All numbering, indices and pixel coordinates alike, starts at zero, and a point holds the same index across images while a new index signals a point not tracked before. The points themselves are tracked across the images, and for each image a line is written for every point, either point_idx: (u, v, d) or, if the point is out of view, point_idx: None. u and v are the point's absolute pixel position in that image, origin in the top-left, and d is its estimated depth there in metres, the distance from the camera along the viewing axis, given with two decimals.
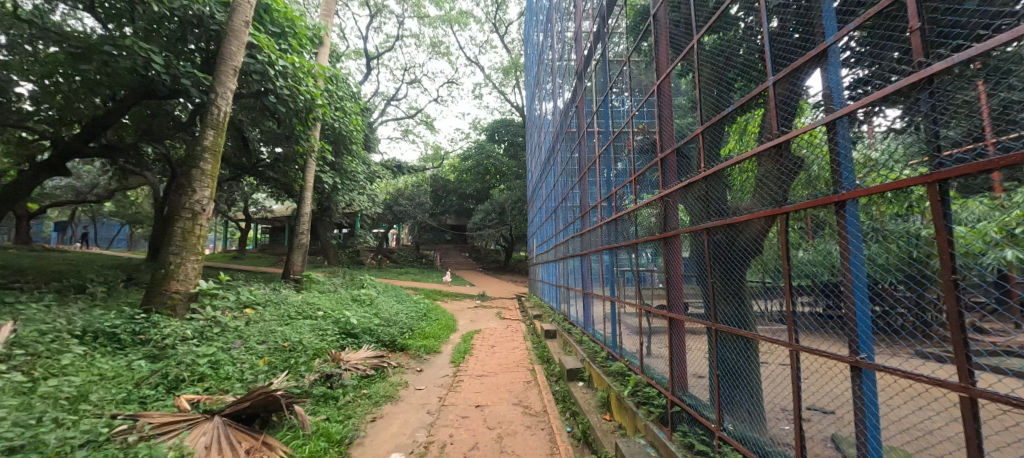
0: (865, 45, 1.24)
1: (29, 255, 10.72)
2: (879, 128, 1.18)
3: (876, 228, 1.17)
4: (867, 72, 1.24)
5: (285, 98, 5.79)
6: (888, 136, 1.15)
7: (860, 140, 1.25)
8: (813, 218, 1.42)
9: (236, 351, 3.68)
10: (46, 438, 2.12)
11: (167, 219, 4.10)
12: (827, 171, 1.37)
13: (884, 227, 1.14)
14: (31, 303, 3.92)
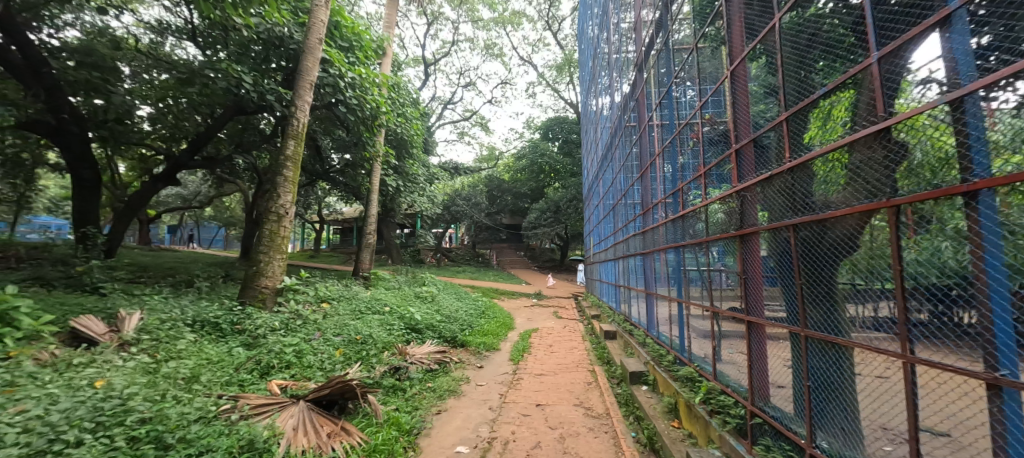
0: (992, 7, 1.02)
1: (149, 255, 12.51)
2: (1004, 105, 0.98)
3: (1007, 221, 0.97)
4: (992, 41, 1.03)
5: (354, 107, 6.21)
6: (1019, 112, 0.95)
7: (984, 117, 1.04)
8: (924, 211, 1.21)
9: (316, 341, 4.01)
10: (168, 413, 2.46)
11: (259, 221, 4.56)
12: (937, 157, 1.18)
13: (1016, 220, 0.95)
14: (153, 295, 4.56)
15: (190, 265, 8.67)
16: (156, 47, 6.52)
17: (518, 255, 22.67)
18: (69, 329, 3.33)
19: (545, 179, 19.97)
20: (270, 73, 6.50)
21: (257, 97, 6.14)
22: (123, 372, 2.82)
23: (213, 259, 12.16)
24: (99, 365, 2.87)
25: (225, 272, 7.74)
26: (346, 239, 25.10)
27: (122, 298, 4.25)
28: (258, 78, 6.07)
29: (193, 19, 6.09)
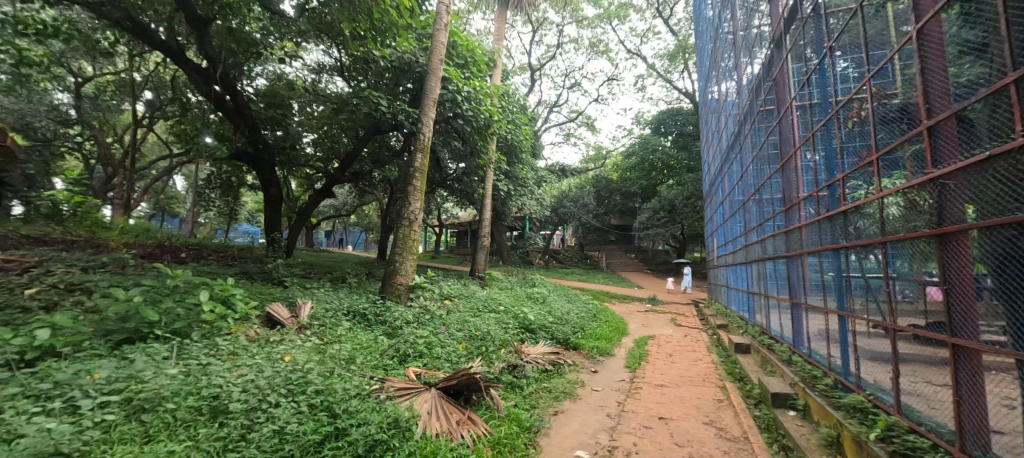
0: None
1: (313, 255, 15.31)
2: None
3: None
4: None
5: (470, 119, 6.70)
6: None
7: None
8: None
9: (444, 335, 4.40)
10: (335, 388, 2.95)
11: (395, 225, 5.20)
12: None
13: None
14: (320, 288, 5.55)
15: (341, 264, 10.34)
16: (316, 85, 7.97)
17: (628, 257, 21.74)
18: (264, 312, 4.20)
19: (657, 176, 18.78)
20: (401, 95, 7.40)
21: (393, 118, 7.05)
22: (303, 351, 3.48)
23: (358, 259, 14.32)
24: (288, 343, 3.60)
25: (367, 270, 9.02)
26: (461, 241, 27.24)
27: (299, 290, 5.25)
28: (392, 101, 6.97)
29: (342, 58, 7.28)
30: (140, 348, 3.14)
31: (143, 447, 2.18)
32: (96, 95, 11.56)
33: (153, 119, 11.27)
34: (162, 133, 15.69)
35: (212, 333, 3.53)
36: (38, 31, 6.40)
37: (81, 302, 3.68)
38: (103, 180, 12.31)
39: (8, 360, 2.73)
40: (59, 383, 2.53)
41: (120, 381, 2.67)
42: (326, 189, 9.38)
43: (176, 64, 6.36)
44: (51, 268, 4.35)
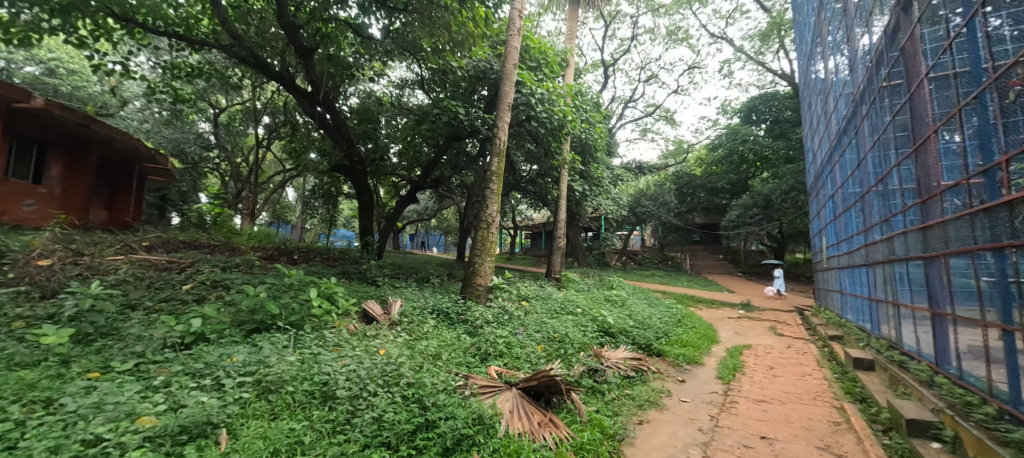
0: None
1: (401, 256, 16.59)
2: None
3: None
4: None
5: (545, 120, 6.76)
6: None
7: None
8: None
9: (522, 335, 4.46)
10: (425, 381, 3.13)
11: (474, 228, 5.40)
12: None
13: None
14: (408, 288, 5.97)
15: (424, 265, 11.03)
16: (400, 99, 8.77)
17: (715, 258, 20.10)
18: (361, 309, 4.62)
19: (748, 169, 17.10)
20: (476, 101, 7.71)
21: (471, 125, 7.33)
22: (395, 345, 3.76)
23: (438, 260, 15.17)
24: (382, 337, 3.92)
25: (448, 271, 9.50)
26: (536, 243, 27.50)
27: (390, 289, 5.71)
28: (470, 109, 7.26)
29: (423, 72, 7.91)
30: (266, 336, 3.63)
31: (271, 423, 2.54)
32: (229, 122, 13.80)
33: (270, 140, 13.12)
34: (278, 151, 18.24)
35: (320, 326, 3.97)
36: (188, 74, 7.83)
37: (222, 295, 4.39)
38: (235, 193, 14.66)
39: (173, 343, 3.35)
40: (208, 364, 3.04)
41: (251, 364, 3.13)
42: (412, 195, 10.03)
43: (287, 92, 7.33)
44: (202, 267, 5.27)
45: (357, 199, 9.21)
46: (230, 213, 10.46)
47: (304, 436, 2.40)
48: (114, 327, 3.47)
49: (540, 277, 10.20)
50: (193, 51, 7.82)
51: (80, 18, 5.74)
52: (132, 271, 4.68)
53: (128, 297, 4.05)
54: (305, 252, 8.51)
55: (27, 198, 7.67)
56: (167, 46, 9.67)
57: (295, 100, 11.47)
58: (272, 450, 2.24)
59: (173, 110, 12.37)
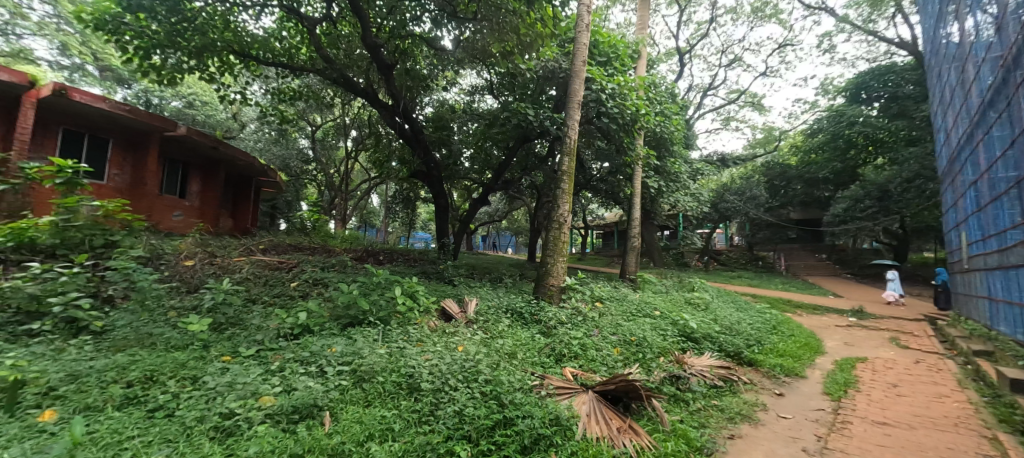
0: None
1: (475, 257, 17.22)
2: None
3: None
4: None
5: (616, 116, 6.61)
6: None
7: None
8: None
9: (597, 337, 4.36)
10: (502, 379, 3.20)
11: (545, 228, 5.41)
12: None
13: None
14: (483, 287, 6.17)
15: (496, 266, 11.32)
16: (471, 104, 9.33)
17: (816, 258, 17.84)
18: (440, 307, 4.86)
19: (857, 156, 14.88)
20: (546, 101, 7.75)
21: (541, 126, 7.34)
22: (473, 343, 3.89)
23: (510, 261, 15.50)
24: (461, 334, 4.09)
25: (519, 272, 9.63)
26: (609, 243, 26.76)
27: (466, 288, 5.95)
28: (539, 110, 7.27)
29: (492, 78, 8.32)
30: (358, 330, 3.98)
31: (365, 409, 2.78)
32: (324, 138, 15.49)
33: (358, 151, 14.45)
34: (364, 162, 20.02)
35: (404, 322, 4.25)
36: (291, 97, 8.92)
37: (322, 292, 4.92)
38: (329, 201, 16.38)
39: (285, 333, 3.82)
40: (312, 352, 3.41)
41: (347, 355, 3.44)
42: (485, 197, 10.31)
43: (371, 107, 8.00)
44: (306, 267, 5.94)
45: (434, 203, 9.71)
46: (326, 219, 11.70)
47: (394, 424, 2.59)
48: (240, 317, 4.05)
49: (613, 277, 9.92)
50: (295, 77, 8.88)
51: (211, 57, 6.82)
52: (251, 270, 5.43)
53: (250, 292, 4.71)
54: (389, 254, 9.20)
55: (175, 210, 9.30)
56: (274, 74, 11.12)
57: (378, 114, 12.50)
58: (367, 434, 2.44)
59: (280, 130, 14.18)
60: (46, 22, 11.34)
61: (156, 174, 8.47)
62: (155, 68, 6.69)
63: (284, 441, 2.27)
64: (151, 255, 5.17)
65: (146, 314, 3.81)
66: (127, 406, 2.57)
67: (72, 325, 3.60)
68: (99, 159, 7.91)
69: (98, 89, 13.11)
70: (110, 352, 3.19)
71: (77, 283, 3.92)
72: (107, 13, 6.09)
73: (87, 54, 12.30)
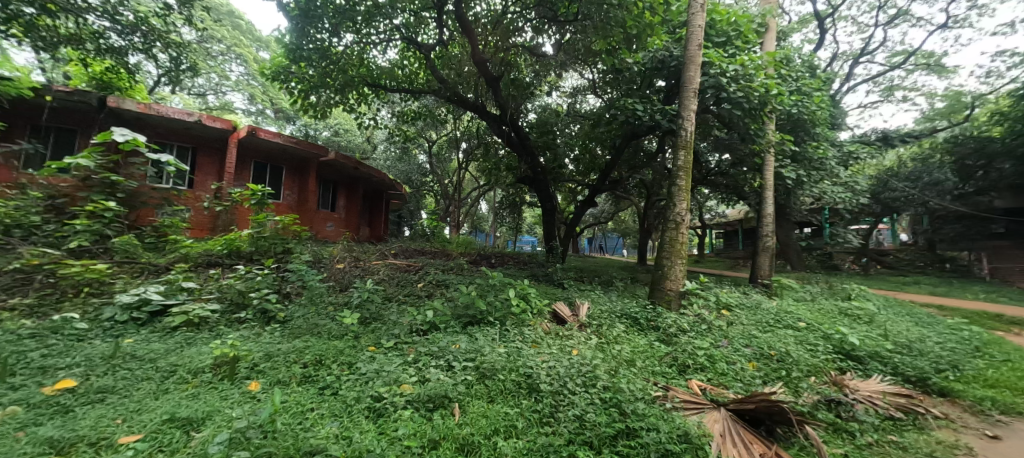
0: None
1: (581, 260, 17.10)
2: None
3: None
4: None
5: (741, 100, 6.30)
6: None
7: None
8: None
9: (726, 349, 3.94)
10: (621, 386, 3.07)
11: (660, 229, 5.32)
12: None
13: None
14: (594, 290, 6.10)
15: (604, 269, 11.01)
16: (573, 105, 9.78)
17: None
18: (551, 310, 4.90)
19: None
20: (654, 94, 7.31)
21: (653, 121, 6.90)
22: (588, 347, 3.85)
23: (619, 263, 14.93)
24: (575, 338, 4.08)
25: (630, 275, 9.24)
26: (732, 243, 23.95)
27: (577, 291, 5.93)
28: (649, 104, 6.87)
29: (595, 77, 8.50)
30: (478, 329, 4.23)
31: (489, 404, 2.93)
32: (439, 152, 17.07)
33: (468, 162, 15.56)
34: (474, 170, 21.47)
35: (519, 323, 4.39)
36: (412, 117, 10.04)
37: (445, 293, 5.37)
38: (444, 209, 17.93)
39: (416, 328, 4.26)
40: (440, 348, 3.72)
41: (470, 352, 3.68)
42: (591, 199, 10.12)
43: (480, 119, 8.56)
44: (430, 270, 6.56)
45: (541, 207, 9.91)
46: (443, 226, 12.80)
47: (517, 421, 2.67)
48: (379, 314, 4.63)
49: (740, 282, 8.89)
50: (414, 99, 9.96)
51: (353, 91, 8.05)
52: (387, 272, 6.21)
53: (388, 291, 5.39)
54: (500, 257, 9.69)
55: (329, 221, 11.18)
56: (398, 99, 12.62)
57: (485, 125, 13.25)
58: (494, 428, 2.56)
59: (403, 148, 16.00)
60: (240, 79, 14.69)
61: (314, 192, 10.32)
62: (313, 106, 8.15)
63: (423, 426, 2.52)
64: (315, 258, 6.28)
65: (313, 307, 4.62)
66: (305, 383, 3.14)
67: (265, 315, 4.56)
68: (277, 183, 9.94)
69: (274, 127, 16.55)
70: (290, 338, 3.95)
71: (267, 282, 4.95)
72: (280, 66, 7.62)
73: (267, 100, 15.59)
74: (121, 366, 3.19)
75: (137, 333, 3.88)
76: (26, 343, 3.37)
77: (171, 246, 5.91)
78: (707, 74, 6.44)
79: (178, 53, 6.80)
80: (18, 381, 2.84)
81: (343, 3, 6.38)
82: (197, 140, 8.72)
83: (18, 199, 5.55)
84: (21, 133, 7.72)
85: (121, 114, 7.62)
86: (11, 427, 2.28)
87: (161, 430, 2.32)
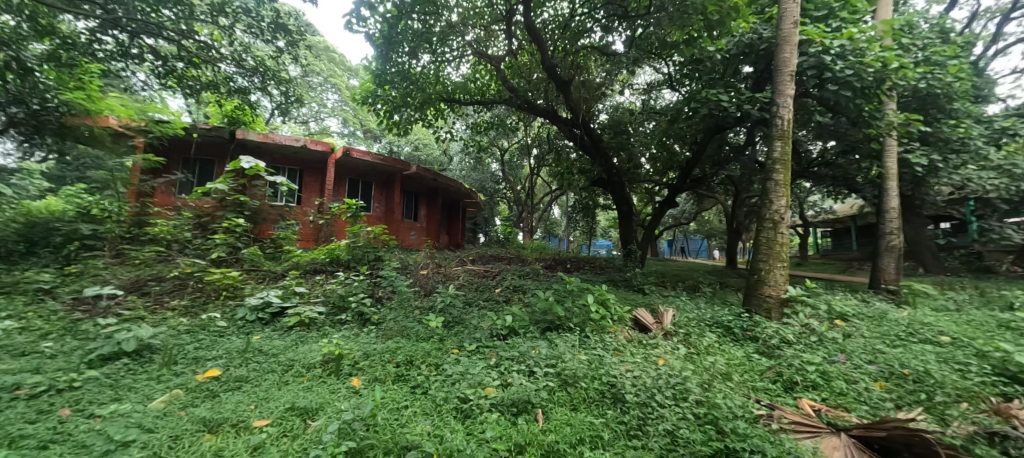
0: None
1: (661, 264, 16.18)
2: None
3: None
4: None
5: (852, 80, 5.76)
6: None
7: None
8: None
9: (842, 365, 3.46)
10: (717, 401, 2.82)
11: (755, 230, 5.07)
12: None
13: None
14: (680, 297, 5.79)
15: (688, 273, 10.26)
16: (649, 102, 9.60)
17: None
18: (632, 317, 4.72)
19: None
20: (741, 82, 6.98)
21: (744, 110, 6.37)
22: (676, 357, 3.63)
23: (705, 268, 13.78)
24: (661, 347, 3.88)
25: (718, 280, 8.54)
26: (843, 243, 20.84)
27: (659, 298, 5.67)
28: (737, 93, 6.38)
29: (673, 72, 8.32)
30: (558, 335, 4.21)
31: (573, 412, 2.88)
32: (510, 159, 17.48)
33: (538, 167, 15.70)
34: (544, 176, 21.61)
35: (599, 330, 4.31)
36: (485, 127, 10.44)
37: (523, 297, 5.46)
38: (516, 215, 18.25)
39: (497, 333, 4.37)
40: (521, 352, 3.78)
41: (551, 358, 3.67)
42: (671, 199, 9.57)
43: (552, 124, 8.60)
44: (507, 275, 6.70)
45: (617, 210, 9.66)
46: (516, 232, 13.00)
47: (602, 432, 2.58)
48: (460, 318, 4.86)
49: (857, 289, 7.71)
50: (486, 110, 10.33)
51: (430, 107, 8.59)
52: (467, 277, 6.49)
53: (469, 296, 5.63)
54: (575, 261, 9.57)
55: (412, 230, 12.01)
56: (472, 112, 13.20)
57: (555, 129, 13.28)
58: (579, 437, 2.50)
59: (477, 158, 16.64)
60: (336, 106, 16.81)
61: (399, 203, 11.20)
62: (397, 124, 8.87)
63: (509, 430, 2.57)
64: (403, 265, 6.76)
65: (403, 311, 4.99)
66: (399, 381, 3.39)
67: (361, 317, 5.03)
68: (367, 197, 10.95)
69: (364, 146, 18.33)
70: (384, 339, 4.30)
71: (363, 287, 5.47)
72: (368, 91, 8.41)
73: (357, 123, 17.35)
74: (252, 359, 3.73)
75: (262, 331, 4.52)
76: (185, 337, 4.11)
77: (286, 255, 6.80)
78: (807, 52, 5.97)
79: (287, 88, 7.74)
80: (180, 368, 3.46)
81: (420, 27, 6.83)
82: (302, 162, 9.95)
83: (176, 219, 6.84)
84: (176, 166, 9.49)
85: (246, 144, 9.03)
86: (176, 406, 2.79)
87: (285, 417, 2.66)
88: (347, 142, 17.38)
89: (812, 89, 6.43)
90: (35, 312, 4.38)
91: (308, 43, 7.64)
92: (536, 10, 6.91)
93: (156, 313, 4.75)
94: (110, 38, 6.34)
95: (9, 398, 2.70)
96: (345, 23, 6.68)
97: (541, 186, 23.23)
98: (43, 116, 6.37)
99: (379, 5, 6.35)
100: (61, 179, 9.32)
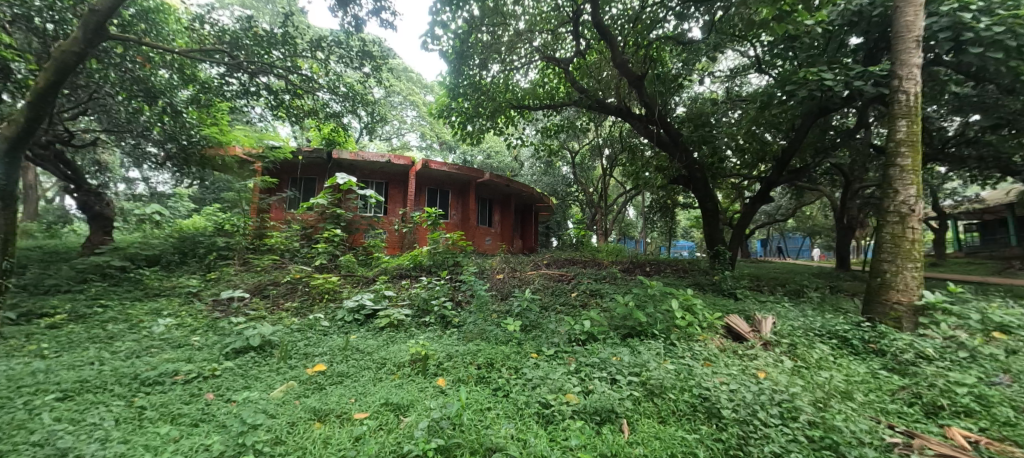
0: None
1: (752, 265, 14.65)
2: None
3: None
4: None
5: (1003, 37, 4.80)
6: None
7: None
8: None
9: (1006, 389, 2.80)
10: (836, 424, 2.44)
11: (876, 225, 4.40)
12: None
13: None
14: (782, 303, 5.19)
15: (786, 275, 9.22)
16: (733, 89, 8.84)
17: None
18: (724, 325, 4.35)
19: None
20: (848, 56, 6.14)
21: (855, 88, 5.58)
22: (781, 371, 3.25)
23: (809, 270, 12.14)
24: (761, 358, 3.51)
25: (826, 283, 7.52)
26: (997, 239, 17.03)
27: (756, 303, 5.14)
28: (844, 69, 5.61)
29: (762, 54, 7.57)
30: (640, 342, 4.03)
31: (661, 425, 2.71)
32: (581, 161, 17.20)
33: (611, 167, 15.20)
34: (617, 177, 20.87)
35: (686, 337, 4.05)
36: (555, 130, 10.42)
37: (600, 302, 5.33)
38: (590, 218, 17.84)
39: (575, 338, 4.31)
40: (601, 359, 3.67)
41: (635, 366, 3.51)
42: (763, 194, 8.66)
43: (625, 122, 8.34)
44: (584, 279, 6.59)
45: (700, 208, 8.99)
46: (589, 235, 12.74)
47: (697, 449, 2.37)
48: (537, 321, 4.89)
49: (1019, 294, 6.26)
50: (555, 113, 10.31)
51: (501, 115, 8.80)
52: (542, 282, 6.51)
53: (546, 300, 5.63)
54: (655, 264, 9.09)
55: (488, 237, 12.36)
56: (541, 116, 13.30)
57: (627, 127, 12.81)
58: (670, 452, 2.33)
59: (547, 162, 16.67)
60: (413, 121, 17.91)
61: (474, 211, 11.66)
62: (470, 134, 9.25)
63: (594, 438, 2.49)
64: (479, 270, 7.00)
65: (481, 314, 5.16)
66: (480, 382, 3.49)
67: (443, 319, 5.31)
68: (446, 205, 11.58)
69: (440, 157, 19.42)
70: (464, 341, 4.49)
71: (443, 291, 5.77)
72: (443, 105, 8.87)
73: (434, 136, 18.40)
74: (351, 357, 4.11)
75: (358, 331, 4.97)
76: (296, 335, 4.67)
77: (376, 262, 7.44)
78: (938, 12, 5.16)
79: (372, 109, 8.47)
80: (293, 362, 3.94)
81: (488, 38, 7.05)
82: (387, 176, 10.86)
83: (287, 231, 7.88)
84: (287, 184, 10.92)
85: (341, 163, 10.11)
86: (292, 395, 3.18)
87: (381, 411, 2.89)
88: (425, 154, 18.56)
89: (946, 54, 5.45)
90: (186, 311, 5.30)
91: (390, 66, 8.26)
92: (604, 7, 6.79)
93: (274, 313, 5.48)
94: (235, 79, 7.49)
95: (171, 382, 3.30)
96: (422, 44, 7.12)
97: (614, 188, 22.53)
98: (190, 149, 8.25)
99: (451, 23, 6.68)
100: (203, 200, 11.24)
